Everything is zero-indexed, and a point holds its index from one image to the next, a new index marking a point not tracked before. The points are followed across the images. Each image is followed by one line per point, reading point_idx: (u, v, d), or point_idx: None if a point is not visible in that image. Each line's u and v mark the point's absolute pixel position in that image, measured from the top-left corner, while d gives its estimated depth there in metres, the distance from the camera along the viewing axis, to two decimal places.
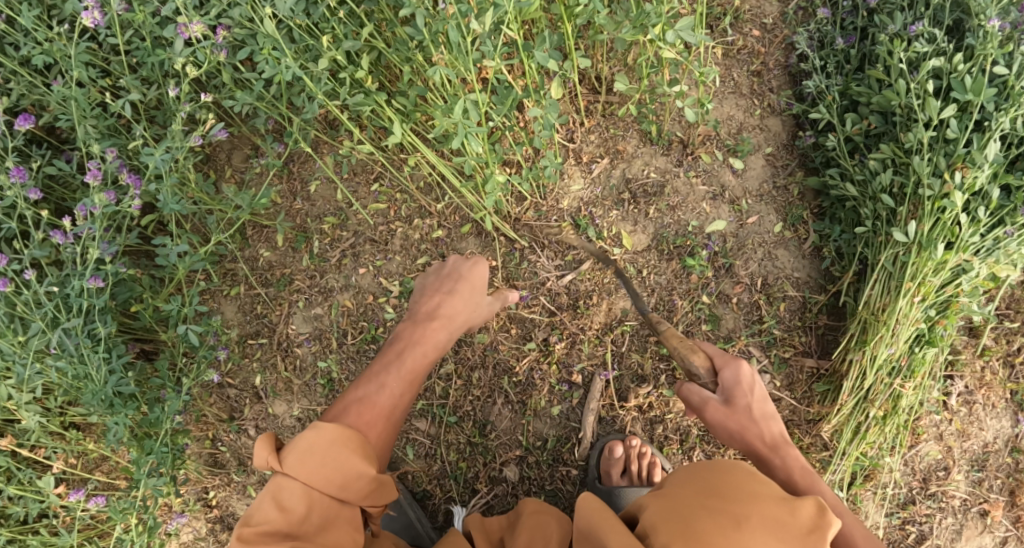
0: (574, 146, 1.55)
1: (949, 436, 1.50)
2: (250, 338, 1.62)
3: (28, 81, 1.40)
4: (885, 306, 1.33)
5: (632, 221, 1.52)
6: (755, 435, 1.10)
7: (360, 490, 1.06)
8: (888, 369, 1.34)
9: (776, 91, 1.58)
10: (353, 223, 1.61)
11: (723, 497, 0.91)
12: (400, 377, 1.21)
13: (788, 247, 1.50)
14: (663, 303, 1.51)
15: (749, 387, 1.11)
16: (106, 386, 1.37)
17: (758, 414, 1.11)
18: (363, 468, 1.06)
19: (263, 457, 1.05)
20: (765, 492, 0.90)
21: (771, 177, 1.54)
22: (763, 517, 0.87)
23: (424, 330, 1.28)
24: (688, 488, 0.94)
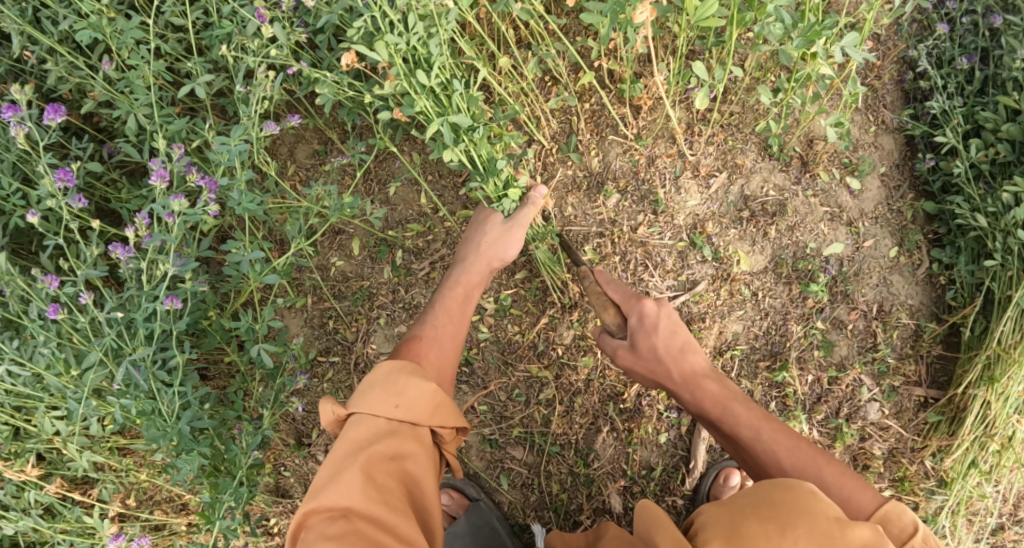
0: (691, 157, 1.45)
1: None
2: (321, 355, 1.49)
3: (69, 62, 1.31)
4: (1019, 345, 1.30)
5: (750, 241, 1.45)
6: (693, 383, 1.13)
7: (425, 409, 1.01)
8: (1014, 405, 1.32)
9: (889, 107, 1.51)
10: (442, 231, 1.48)
11: (777, 509, 0.83)
12: (443, 313, 1.26)
13: (902, 272, 1.46)
14: (776, 327, 1.45)
15: (654, 327, 1.14)
16: (176, 423, 1.20)
17: (672, 358, 1.13)
18: (423, 385, 1.03)
19: (328, 411, 1.06)
20: (820, 507, 0.82)
21: (886, 199, 1.48)
22: (811, 525, 0.80)
23: (473, 268, 1.31)
24: (745, 498, 0.88)
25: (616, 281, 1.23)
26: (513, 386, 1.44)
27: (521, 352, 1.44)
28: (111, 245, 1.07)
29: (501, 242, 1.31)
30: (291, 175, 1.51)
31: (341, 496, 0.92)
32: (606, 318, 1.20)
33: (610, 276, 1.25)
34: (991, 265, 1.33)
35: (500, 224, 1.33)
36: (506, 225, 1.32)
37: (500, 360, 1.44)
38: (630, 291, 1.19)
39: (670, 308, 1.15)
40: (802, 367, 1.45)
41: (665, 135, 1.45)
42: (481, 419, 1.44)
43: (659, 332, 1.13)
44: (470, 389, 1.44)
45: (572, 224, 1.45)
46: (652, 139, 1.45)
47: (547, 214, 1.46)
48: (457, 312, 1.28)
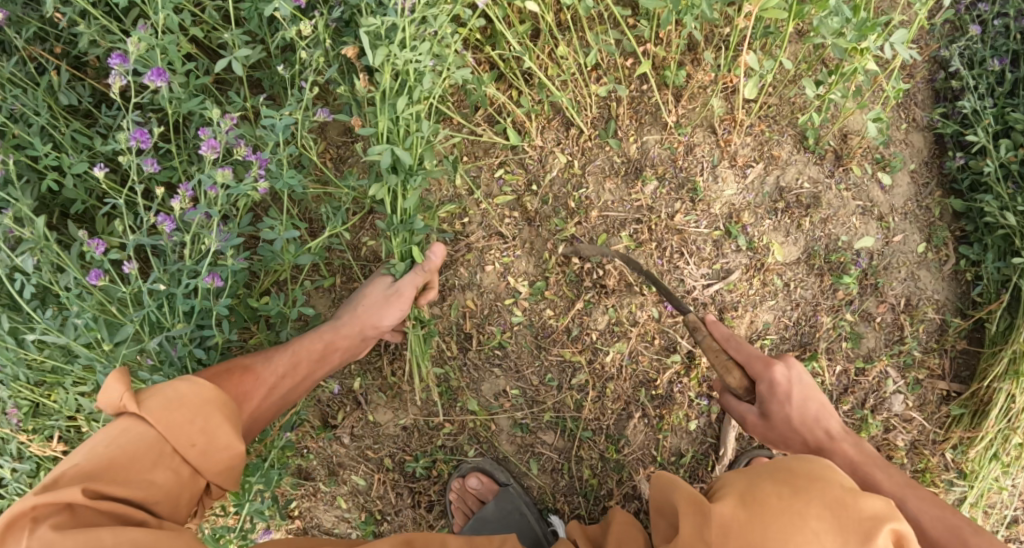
0: (729, 146, 1.45)
1: None
2: None
3: (101, 26, 1.24)
4: None
5: (784, 233, 1.46)
6: (805, 441, 1.14)
7: (216, 466, 0.96)
8: None
9: (919, 105, 1.53)
10: (477, 213, 1.46)
11: (795, 480, 0.84)
12: (289, 356, 1.23)
13: (930, 268, 1.48)
14: (806, 318, 1.47)
15: (789, 396, 1.14)
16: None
17: (798, 421, 1.13)
18: (232, 438, 0.97)
19: (116, 392, 0.93)
20: (835, 480, 0.84)
21: (916, 196, 1.50)
22: (824, 491, 0.82)
23: (343, 334, 1.29)
24: (763, 467, 0.89)
25: (732, 336, 1.22)
26: (545, 371, 1.44)
27: (555, 336, 1.43)
28: (159, 216, 1.08)
29: (377, 301, 1.31)
30: (324, 151, 1.49)
31: (89, 476, 0.84)
32: (729, 381, 1.18)
33: (731, 332, 1.23)
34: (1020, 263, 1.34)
35: (382, 289, 1.32)
36: (386, 294, 1.31)
37: (533, 344, 1.44)
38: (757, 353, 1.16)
39: (799, 372, 1.15)
40: (830, 359, 1.47)
41: (704, 124, 1.45)
42: (513, 403, 1.44)
43: (789, 392, 1.14)
44: (503, 372, 1.44)
45: (608, 210, 1.45)
46: (691, 127, 1.45)
47: (584, 199, 1.45)
48: (304, 376, 1.24)
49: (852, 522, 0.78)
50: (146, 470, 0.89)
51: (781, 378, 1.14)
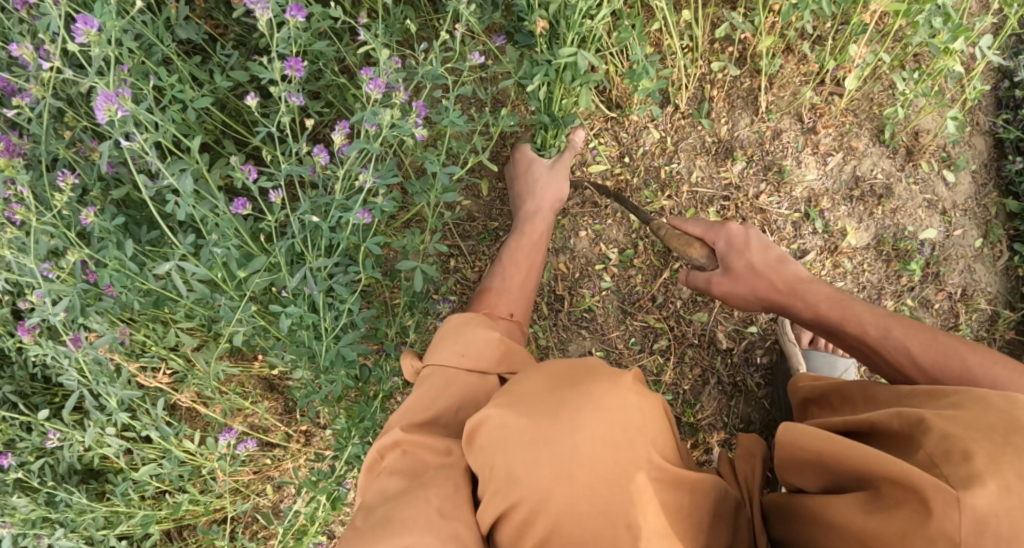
0: (814, 134, 1.54)
1: None
2: (443, 291, 1.49)
3: None
4: None
5: (858, 219, 1.55)
6: (766, 285, 1.12)
7: (493, 357, 1.04)
8: None
9: (983, 110, 1.65)
10: (572, 180, 1.52)
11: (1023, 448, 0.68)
12: (507, 263, 1.30)
13: (985, 262, 1.59)
14: (871, 300, 1.56)
15: (745, 246, 1.14)
16: (333, 344, 1.20)
17: (759, 271, 1.12)
18: (486, 334, 1.06)
19: (409, 363, 1.13)
20: None
21: (975, 195, 1.62)
22: None
23: (531, 210, 1.36)
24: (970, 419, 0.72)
25: (702, 223, 1.23)
26: (630, 335, 1.50)
27: (641, 303, 1.50)
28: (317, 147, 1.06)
29: (546, 184, 1.37)
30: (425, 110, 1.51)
31: (411, 408, 0.99)
32: (692, 254, 1.22)
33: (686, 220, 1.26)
34: None
35: (544, 169, 1.38)
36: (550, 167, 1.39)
37: (619, 309, 1.50)
38: (704, 223, 1.21)
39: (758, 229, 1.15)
40: None
41: (793, 111, 1.53)
42: (596, 365, 1.50)
43: (748, 247, 1.14)
44: (589, 335, 1.50)
45: (698, 187, 1.52)
46: (779, 113, 1.53)
47: (676, 174, 1.52)
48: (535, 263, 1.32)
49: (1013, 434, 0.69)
50: (442, 391, 1.01)
51: (737, 234, 1.16)
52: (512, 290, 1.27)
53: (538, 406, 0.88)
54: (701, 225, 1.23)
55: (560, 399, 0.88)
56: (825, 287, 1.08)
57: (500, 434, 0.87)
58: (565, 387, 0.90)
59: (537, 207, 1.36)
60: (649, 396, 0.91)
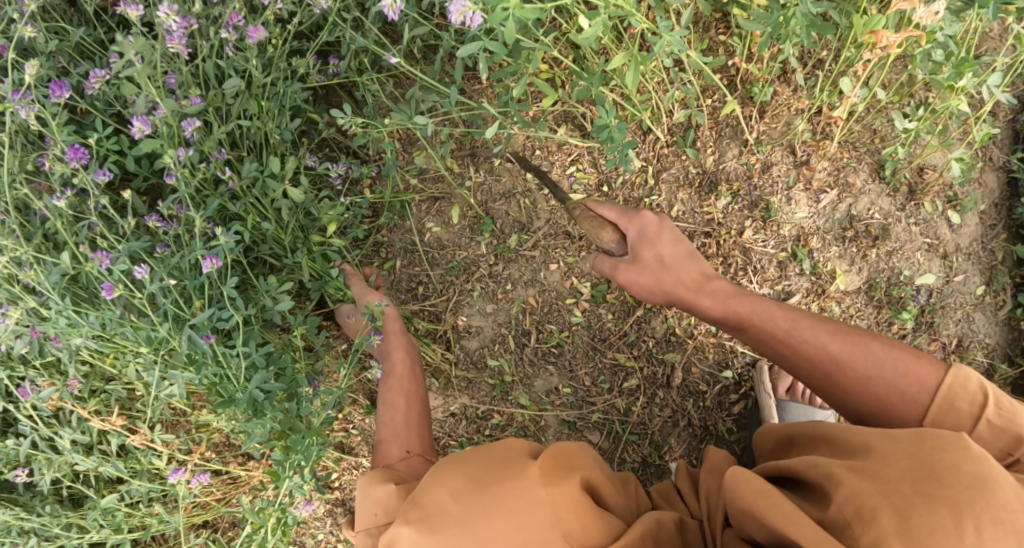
0: (807, 169, 1.44)
1: None
2: (410, 319, 1.46)
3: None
4: None
5: (849, 261, 1.46)
6: (673, 283, 1.09)
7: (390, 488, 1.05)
8: None
9: (999, 143, 1.54)
10: (546, 209, 1.45)
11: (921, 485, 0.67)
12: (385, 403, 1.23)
13: (985, 311, 1.50)
14: None
15: (658, 236, 1.09)
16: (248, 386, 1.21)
17: (668, 262, 1.08)
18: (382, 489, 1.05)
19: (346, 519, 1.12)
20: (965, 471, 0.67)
21: (982, 237, 1.52)
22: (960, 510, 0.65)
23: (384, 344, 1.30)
24: (890, 468, 0.71)
25: (609, 205, 1.14)
26: (598, 373, 1.45)
27: (611, 341, 1.44)
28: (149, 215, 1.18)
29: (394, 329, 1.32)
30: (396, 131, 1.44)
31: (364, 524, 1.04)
32: (604, 239, 1.12)
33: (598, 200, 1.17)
34: None
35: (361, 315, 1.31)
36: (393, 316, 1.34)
37: (589, 345, 1.45)
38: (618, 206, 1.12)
39: (670, 221, 1.11)
40: None
41: (785, 143, 1.44)
42: (562, 402, 1.45)
43: (658, 236, 1.09)
44: (555, 371, 1.45)
45: (679, 221, 1.44)
46: (770, 144, 1.44)
47: (656, 206, 1.44)
48: (409, 405, 1.23)
49: (946, 473, 0.67)
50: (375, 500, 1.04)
51: (649, 222, 1.10)
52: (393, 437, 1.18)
53: (451, 522, 0.91)
54: (614, 209, 1.13)
55: (481, 487, 0.92)
56: (722, 287, 1.08)
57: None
58: (468, 497, 0.92)
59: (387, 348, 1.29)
60: (565, 478, 0.94)
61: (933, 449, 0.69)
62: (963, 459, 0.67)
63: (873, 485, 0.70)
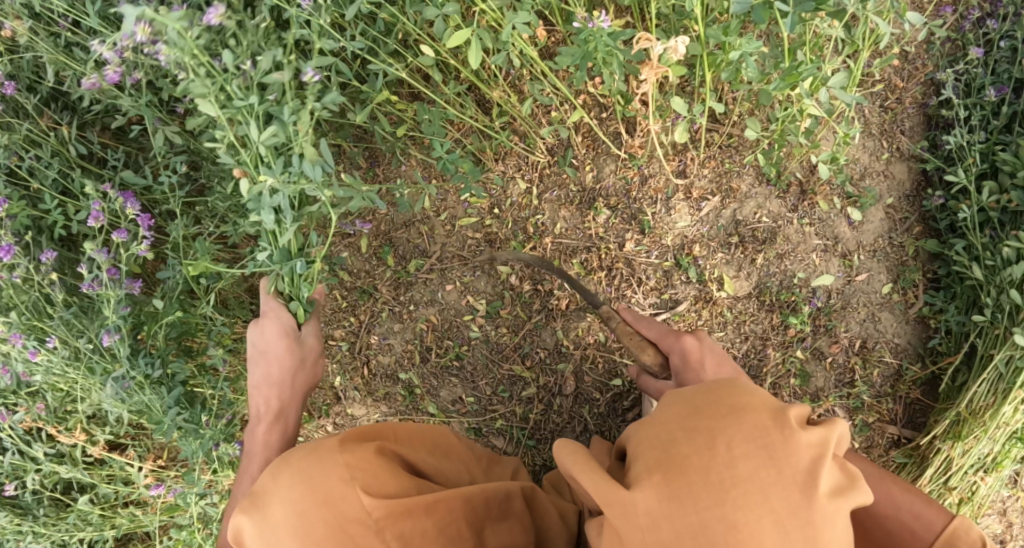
0: (685, 179, 1.46)
1: (1013, 511, 1.56)
2: (333, 340, 1.61)
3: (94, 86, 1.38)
4: (987, 408, 1.32)
5: (737, 267, 1.46)
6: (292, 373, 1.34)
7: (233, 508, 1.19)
8: (972, 464, 1.35)
9: (906, 133, 1.51)
10: (442, 234, 1.57)
11: (699, 414, 0.81)
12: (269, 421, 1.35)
13: (893, 310, 1.47)
14: (754, 351, 1.49)
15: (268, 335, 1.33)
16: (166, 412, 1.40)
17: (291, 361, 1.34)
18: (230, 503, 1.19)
19: None
20: (749, 402, 0.81)
21: (888, 232, 1.49)
22: (738, 431, 0.78)
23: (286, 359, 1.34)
24: (670, 411, 0.84)
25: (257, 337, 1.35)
26: (497, 383, 1.55)
27: (507, 353, 1.54)
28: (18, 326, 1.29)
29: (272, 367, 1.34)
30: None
31: None
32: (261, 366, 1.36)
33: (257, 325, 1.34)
34: (980, 320, 1.35)
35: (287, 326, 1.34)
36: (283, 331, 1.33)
37: (488, 358, 1.55)
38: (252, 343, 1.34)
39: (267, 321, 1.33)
40: (775, 393, 1.50)
41: (662, 155, 1.47)
42: (467, 410, 1.57)
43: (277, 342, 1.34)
44: (459, 381, 1.57)
45: (564, 237, 1.51)
46: (648, 157, 1.47)
47: (542, 225, 1.52)
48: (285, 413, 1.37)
49: (710, 403, 0.82)
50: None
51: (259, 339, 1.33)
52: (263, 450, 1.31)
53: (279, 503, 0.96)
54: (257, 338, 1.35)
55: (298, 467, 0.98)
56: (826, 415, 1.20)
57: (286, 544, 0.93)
58: (281, 469, 0.99)
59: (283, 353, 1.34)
60: (361, 445, 1.03)
61: (706, 388, 0.85)
62: (725, 393, 0.83)
63: (654, 428, 0.84)
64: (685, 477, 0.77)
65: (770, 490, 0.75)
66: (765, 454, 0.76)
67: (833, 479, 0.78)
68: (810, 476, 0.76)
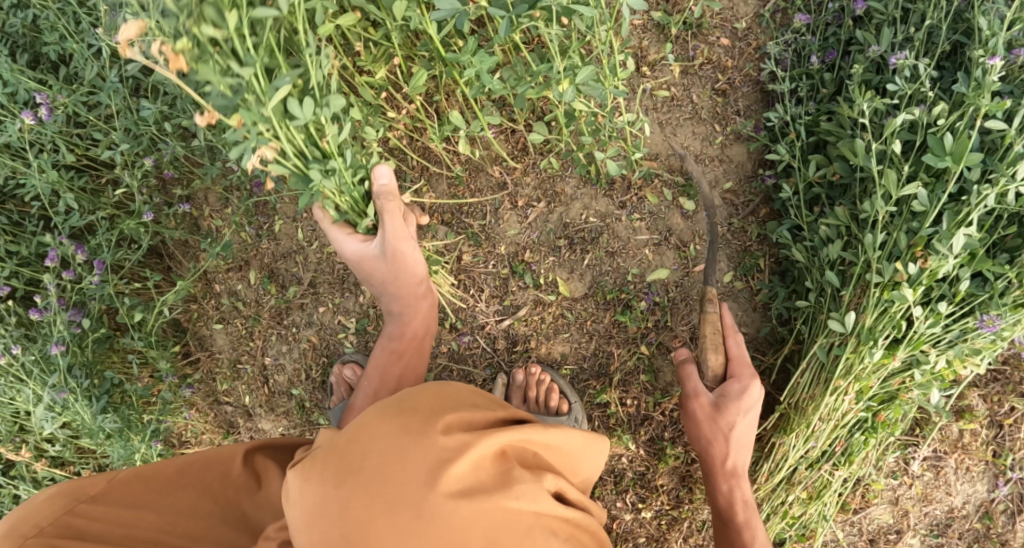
0: (510, 189, 1.51)
1: (907, 500, 1.46)
2: (237, 363, 1.73)
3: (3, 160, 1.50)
4: (812, 399, 1.27)
5: (570, 269, 1.49)
6: None
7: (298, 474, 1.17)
8: (803, 459, 1.30)
9: (741, 114, 1.46)
10: (314, 261, 1.67)
11: (372, 410, 0.95)
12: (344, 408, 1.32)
13: (737, 298, 1.43)
14: (600, 351, 1.49)
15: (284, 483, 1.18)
16: (95, 417, 1.50)
17: None
18: None
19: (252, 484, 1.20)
20: (414, 404, 0.94)
21: (727, 218, 1.45)
22: (385, 424, 0.90)
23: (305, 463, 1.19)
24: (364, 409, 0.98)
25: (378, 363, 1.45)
26: None
27: None
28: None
29: (369, 264, 1.38)
30: (204, 216, 1.68)
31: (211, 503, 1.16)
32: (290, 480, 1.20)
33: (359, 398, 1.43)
34: (804, 306, 1.29)
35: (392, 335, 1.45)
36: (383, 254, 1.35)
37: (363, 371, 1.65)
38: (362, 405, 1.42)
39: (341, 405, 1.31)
40: (625, 390, 1.49)
41: (488, 167, 1.51)
42: None
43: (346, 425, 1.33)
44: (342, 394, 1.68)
45: None
46: (476, 170, 1.52)
47: None
48: None
49: (383, 405, 0.95)
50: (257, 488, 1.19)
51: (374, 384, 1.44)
52: None
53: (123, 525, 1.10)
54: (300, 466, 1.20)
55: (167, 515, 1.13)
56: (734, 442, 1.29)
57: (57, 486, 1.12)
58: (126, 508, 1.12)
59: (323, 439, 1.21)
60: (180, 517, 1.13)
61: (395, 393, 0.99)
62: (402, 396, 0.96)
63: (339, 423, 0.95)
64: (330, 463, 0.88)
65: (393, 481, 0.87)
66: (398, 444, 0.88)
67: (462, 480, 0.88)
68: (433, 471, 0.87)
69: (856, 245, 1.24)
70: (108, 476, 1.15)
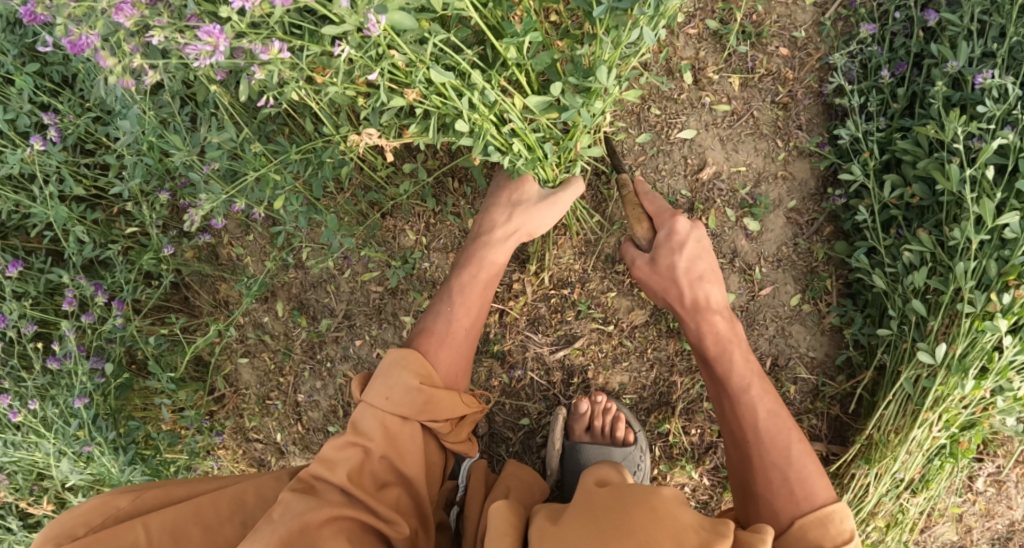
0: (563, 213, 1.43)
1: (970, 516, 1.45)
2: (267, 399, 1.62)
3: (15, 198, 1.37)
4: (896, 430, 1.24)
5: (629, 295, 1.43)
6: (407, 435, 1.07)
7: (411, 406, 1.07)
8: (888, 488, 1.27)
9: (804, 128, 1.40)
10: (347, 291, 1.57)
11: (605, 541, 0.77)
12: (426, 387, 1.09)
13: (805, 322, 1.39)
14: (662, 380, 1.44)
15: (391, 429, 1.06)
16: (121, 470, 1.38)
17: (407, 413, 1.07)
18: (414, 424, 1.07)
19: (381, 389, 1.08)
20: (656, 538, 0.78)
21: (792, 238, 1.40)
22: None
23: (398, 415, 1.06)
24: (581, 527, 0.81)
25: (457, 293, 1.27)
26: None
27: None
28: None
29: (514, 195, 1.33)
30: (223, 244, 1.58)
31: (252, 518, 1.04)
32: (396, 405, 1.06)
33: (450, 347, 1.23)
34: (885, 335, 1.26)
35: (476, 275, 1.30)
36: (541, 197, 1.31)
37: None
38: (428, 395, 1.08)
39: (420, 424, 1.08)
40: (689, 419, 1.44)
41: None
42: None
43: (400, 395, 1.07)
44: None
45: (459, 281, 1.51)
46: None
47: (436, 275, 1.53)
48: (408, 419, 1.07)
49: (617, 538, 0.77)
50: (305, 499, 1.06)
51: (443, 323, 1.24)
52: (411, 388, 1.07)
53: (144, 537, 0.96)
54: (406, 397, 1.07)
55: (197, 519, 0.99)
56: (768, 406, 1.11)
57: (95, 498, 1.01)
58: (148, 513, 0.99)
59: (396, 390, 1.08)
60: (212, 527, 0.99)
61: (619, 509, 0.81)
62: (635, 523, 0.79)
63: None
64: None
65: None
66: None
67: None
68: None
69: (942, 272, 1.20)
70: (138, 491, 1.03)
